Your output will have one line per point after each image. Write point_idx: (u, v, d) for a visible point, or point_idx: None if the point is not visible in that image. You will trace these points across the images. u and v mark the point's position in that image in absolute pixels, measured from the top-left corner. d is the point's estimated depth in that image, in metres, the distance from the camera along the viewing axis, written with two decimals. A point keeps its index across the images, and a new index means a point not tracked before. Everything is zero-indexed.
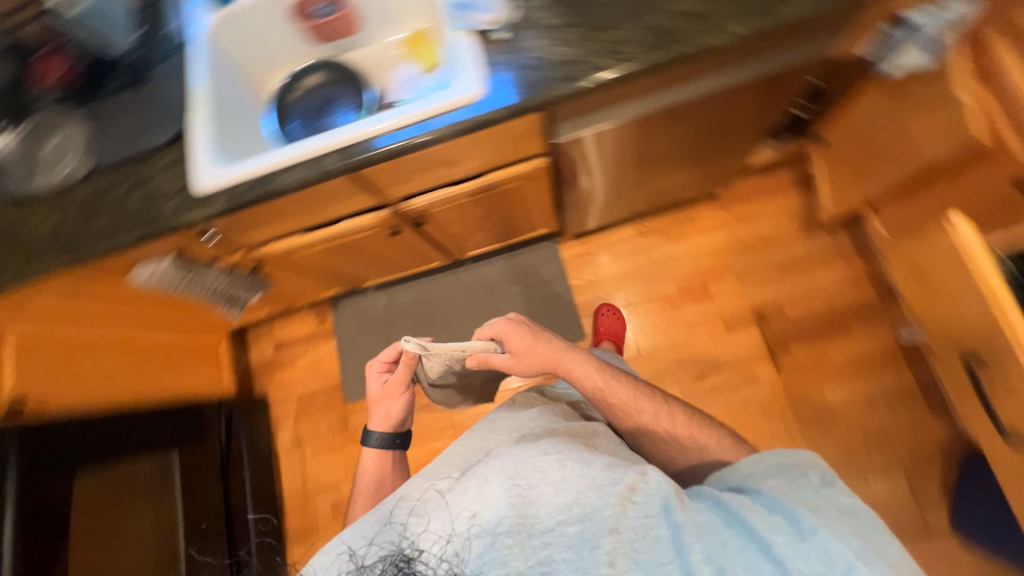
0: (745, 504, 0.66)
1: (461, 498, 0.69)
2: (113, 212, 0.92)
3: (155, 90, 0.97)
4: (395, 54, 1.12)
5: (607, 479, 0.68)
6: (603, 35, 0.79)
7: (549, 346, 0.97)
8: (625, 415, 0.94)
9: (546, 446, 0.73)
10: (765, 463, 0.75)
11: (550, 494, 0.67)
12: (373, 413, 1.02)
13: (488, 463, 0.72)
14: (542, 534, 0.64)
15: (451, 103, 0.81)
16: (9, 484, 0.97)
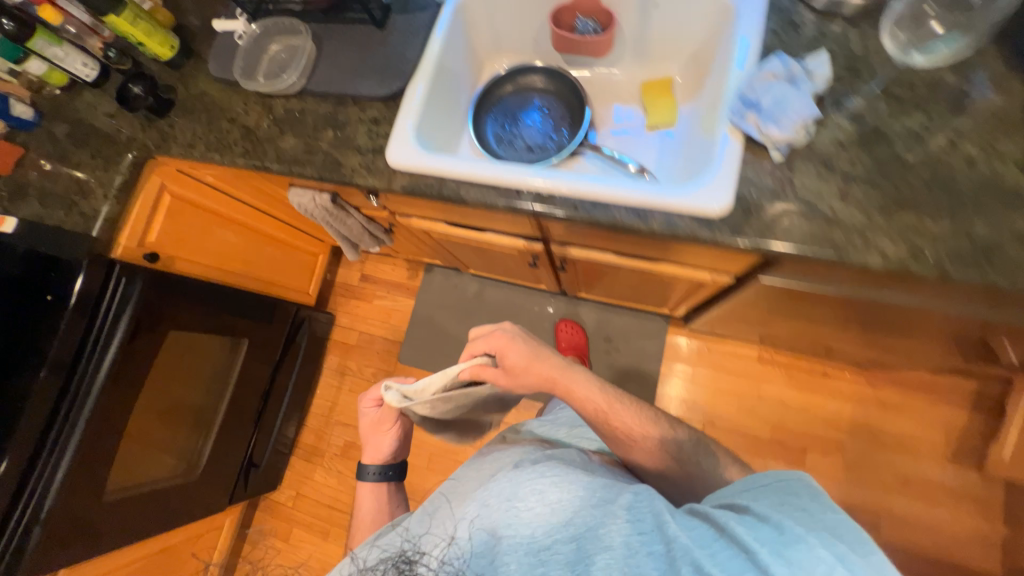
0: (733, 523, 0.55)
1: (463, 514, 0.65)
2: (304, 139, 0.91)
3: (390, 38, 0.92)
4: (629, 91, 0.98)
5: (605, 501, 0.61)
6: (905, 215, 0.63)
7: (547, 362, 0.86)
8: (627, 440, 0.83)
9: (550, 468, 0.67)
10: (764, 482, 0.62)
11: (547, 512, 0.60)
12: (366, 446, 1.02)
13: (492, 482, 0.68)
14: (537, 553, 0.57)
15: (681, 206, 0.70)
16: (120, 324, 1.03)
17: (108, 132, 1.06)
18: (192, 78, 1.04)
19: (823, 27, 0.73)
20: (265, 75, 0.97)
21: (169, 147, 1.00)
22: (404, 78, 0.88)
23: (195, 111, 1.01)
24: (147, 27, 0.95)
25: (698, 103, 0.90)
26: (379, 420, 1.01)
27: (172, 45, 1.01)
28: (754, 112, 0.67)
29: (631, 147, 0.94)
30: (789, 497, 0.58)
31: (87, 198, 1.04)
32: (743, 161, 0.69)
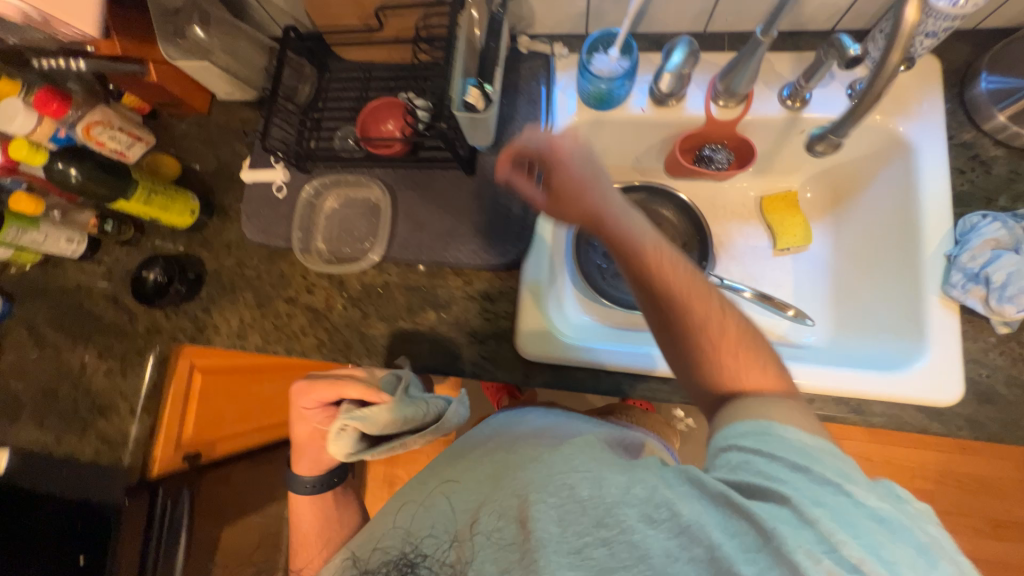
0: (782, 528, 0.36)
1: (467, 515, 0.54)
2: (397, 324, 0.74)
3: (484, 188, 0.75)
4: (747, 205, 0.87)
5: (636, 496, 0.44)
6: None
7: (599, 183, 0.58)
8: (666, 306, 0.51)
9: (573, 454, 0.50)
10: (795, 438, 0.41)
11: (576, 512, 0.45)
12: (299, 454, 0.73)
13: (510, 475, 0.54)
14: (564, 555, 0.44)
15: (914, 398, 0.60)
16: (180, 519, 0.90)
17: (113, 321, 0.83)
18: (221, 244, 0.82)
19: (1014, 163, 0.65)
20: (327, 240, 0.78)
21: (209, 339, 0.79)
22: (519, 242, 0.72)
23: (237, 289, 0.80)
24: (164, 200, 0.73)
25: (840, 225, 0.80)
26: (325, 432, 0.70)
27: (193, 209, 0.78)
28: (980, 286, 0.59)
29: (766, 274, 0.84)
30: (828, 470, 0.38)
31: (106, 415, 0.81)
32: (964, 338, 0.61)
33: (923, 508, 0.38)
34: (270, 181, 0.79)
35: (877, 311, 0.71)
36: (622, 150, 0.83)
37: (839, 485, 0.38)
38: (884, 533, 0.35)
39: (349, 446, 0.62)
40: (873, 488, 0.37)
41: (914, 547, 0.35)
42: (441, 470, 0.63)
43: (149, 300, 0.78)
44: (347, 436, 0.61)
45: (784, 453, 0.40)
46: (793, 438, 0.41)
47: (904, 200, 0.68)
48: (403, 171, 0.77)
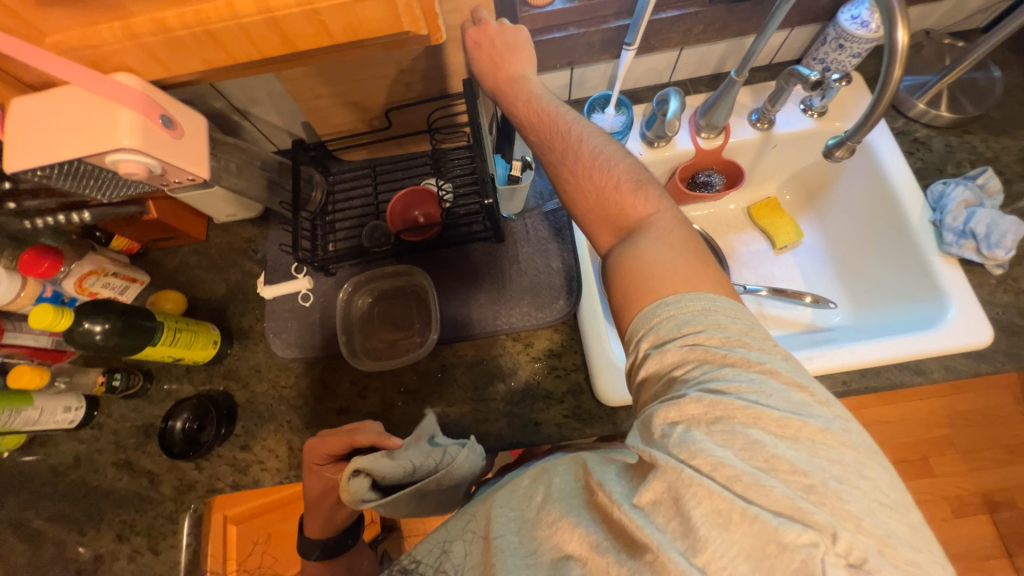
0: (684, 426, 0.37)
1: (436, 535, 0.50)
2: (467, 405, 0.71)
3: (517, 251, 0.78)
4: (737, 220, 0.97)
5: (574, 485, 0.44)
6: None
7: (515, 53, 0.59)
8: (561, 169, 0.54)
9: (536, 465, 0.49)
10: (684, 303, 0.42)
11: (524, 511, 0.45)
12: (307, 517, 0.65)
13: (490, 492, 0.51)
14: (520, 556, 0.42)
15: (953, 349, 0.66)
16: None
17: (130, 491, 0.71)
18: (248, 371, 0.76)
19: (947, 138, 0.79)
20: (370, 338, 0.75)
21: (256, 479, 0.70)
22: (567, 294, 0.74)
23: (278, 415, 0.73)
24: (190, 335, 0.68)
25: (822, 216, 0.92)
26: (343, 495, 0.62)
27: (215, 339, 0.73)
28: (971, 240, 0.68)
29: (776, 274, 0.92)
30: (714, 344, 0.40)
31: None
32: (972, 286, 0.70)
33: (801, 386, 0.38)
34: (295, 291, 0.77)
35: (885, 279, 0.80)
36: None
37: (722, 359, 0.40)
38: (805, 430, 0.36)
39: (363, 500, 0.51)
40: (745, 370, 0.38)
41: (777, 435, 0.36)
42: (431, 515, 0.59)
43: (179, 455, 0.69)
44: (361, 489, 0.51)
45: (670, 341, 0.42)
46: (691, 317, 0.42)
47: (872, 184, 0.80)
48: (435, 254, 0.78)
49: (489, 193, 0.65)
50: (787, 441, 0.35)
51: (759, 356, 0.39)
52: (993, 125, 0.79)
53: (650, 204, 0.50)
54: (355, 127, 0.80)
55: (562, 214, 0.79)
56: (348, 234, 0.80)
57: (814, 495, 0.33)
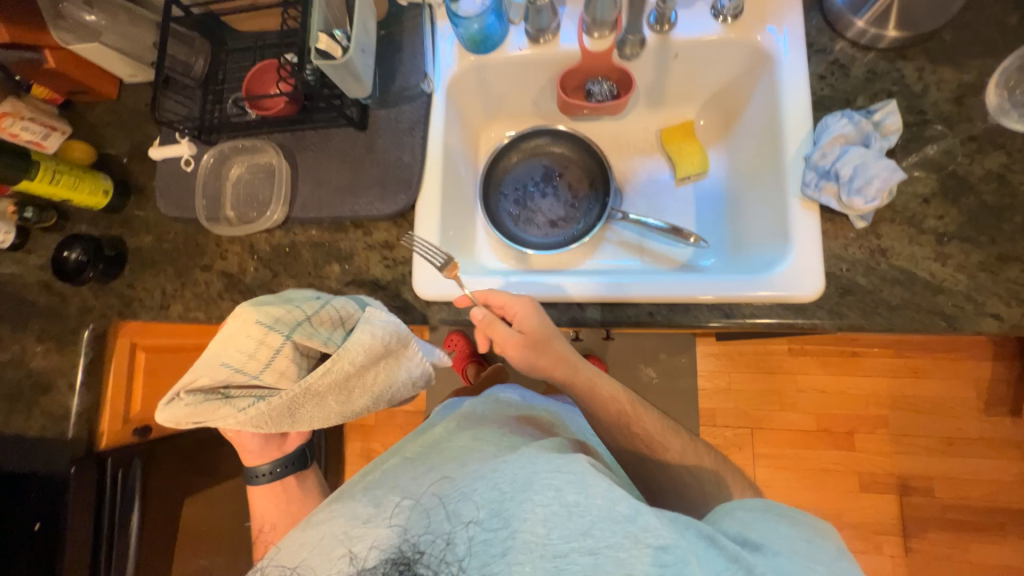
0: (772, 541, 0.53)
1: (442, 524, 0.53)
2: (305, 277, 0.78)
3: (374, 140, 0.78)
4: (647, 143, 0.90)
5: (620, 512, 0.49)
6: (1003, 270, 0.59)
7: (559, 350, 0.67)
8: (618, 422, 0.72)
9: (557, 456, 0.55)
10: (755, 511, 0.57)
11: (562, 515, 0.49)
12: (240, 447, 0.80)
13: (498, 465, 0.56)
14: (550, 560, 0.47)
15: (777, 297, 0.63)
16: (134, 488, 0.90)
17: (48, 306, 0.87)
18: (139, 222, 0.86)
19: (874, 63, 0.66)
20: (234, 207, 0.81)
21: (136, 313, 0.83)
22: (409, 188, 0.75)
23: (157, 264, 0.84)
24: (71, 180, 0.77)
25: (733, 147, 0.83)
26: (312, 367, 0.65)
27: (106, 189, 0.83)
28: (833, 183, 0.61)
29: (664, 206, 0.87)
30: (784, 518, 0.56)
31: (48, 392, 0.84)
32: (824, 235, 0.63)
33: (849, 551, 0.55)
34: (177, 154, 0.82)
35: (760, 223, 0.73)
36: (515, 94, 0.86)
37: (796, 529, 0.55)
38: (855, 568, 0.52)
39: (248, 402, 0.57)
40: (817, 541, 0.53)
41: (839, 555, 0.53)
42: (413, 460, 0.63)
43: (71, 279, 0.82)
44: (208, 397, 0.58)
45: (753, 511, 0.58)
46: (766, 513, 0.57)
47: (771, 111, 0.70)
48: (299, 134, 0.80)
49: (307, 62, 0.69)
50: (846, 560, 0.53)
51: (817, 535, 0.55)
52: (938, 52, 0.65)
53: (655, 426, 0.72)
54: None
55: (424, 105, 0.77)
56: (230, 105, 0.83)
57: None
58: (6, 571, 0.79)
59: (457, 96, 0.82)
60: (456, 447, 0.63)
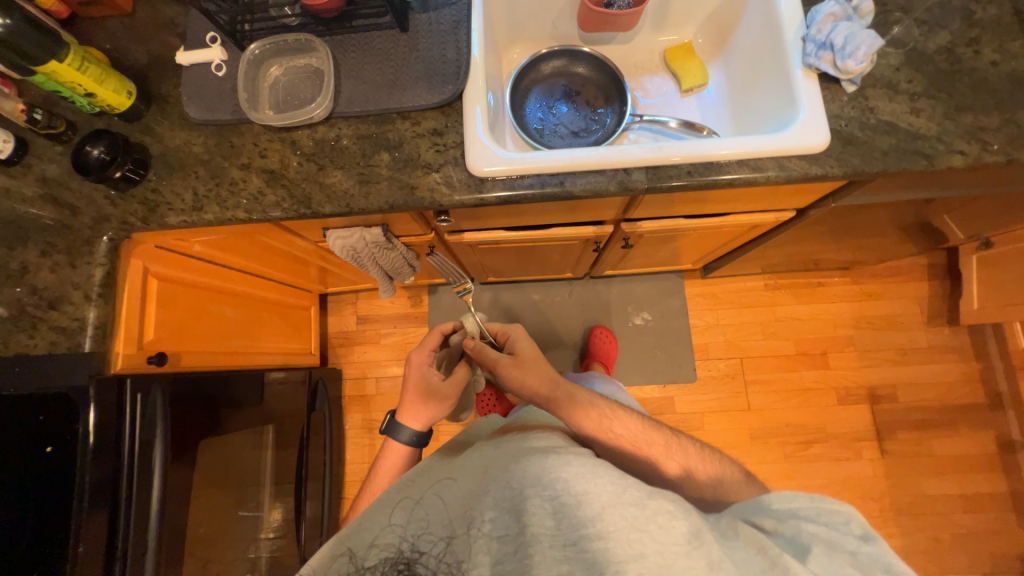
0: (786, 533, 0.59)
1: (442, 525, 0.59)
2: (352, 167, 0.79)
3: (418, 39, 0.83)
4: (653, 63, 1.01)
5: (630, 496, 0.56)
6: (962, 117, 0.74)
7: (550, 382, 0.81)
8: (635, 451, 0.76)
9: (568, 455, 0.62)
10: (777, 506, 0.62)
11: (572, 505, 0.56)
12: (412, 407, 0.82)
13: (507, 466, 0.62)
14: (559, 548, 0.53)
15: (791, 148, 0.73)
16: (160, 424, 0.81)
17: (56, 221, 0.81)
18: (162, 129, 0.83)
19: None
20: (273, 106, 0.81)
21: (164, 217, 0.80)
22: (456, 79, 0.80)
23: (186, 167, 0.81)
24: (98, 72, 0.74)
25: (729, 59, 0.96)
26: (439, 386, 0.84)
27: (129, 90, 0.80)
28: (829, 52, 0.73)
29: (674, 114, 0.98)
30: (805, 508, 0.60)
31: (56, 308, 0.78)
32: (825, 99, 0.76)
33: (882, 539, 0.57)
34: (208, 59, 0.81)
35: (765, 109, 0.85)
36: (537, 14, 0.95)
37: (815, 521, 0.59)
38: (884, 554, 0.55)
39: None
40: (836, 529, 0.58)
41: (866, 542, 0.57)
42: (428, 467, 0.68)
43: (84, 173, 0.77)
44: None
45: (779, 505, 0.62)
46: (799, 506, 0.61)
47: (766, 12, 0.83)
48: (340, 35, 0.82)
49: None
50: (879, 549, 0.56)
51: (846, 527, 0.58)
52: None
53: (667, 446, 0.78)
54: None
55: (464, 8, 0.83)
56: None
57: None
58: (38, 496, 0.72)
59: (489, 8, 0.89)
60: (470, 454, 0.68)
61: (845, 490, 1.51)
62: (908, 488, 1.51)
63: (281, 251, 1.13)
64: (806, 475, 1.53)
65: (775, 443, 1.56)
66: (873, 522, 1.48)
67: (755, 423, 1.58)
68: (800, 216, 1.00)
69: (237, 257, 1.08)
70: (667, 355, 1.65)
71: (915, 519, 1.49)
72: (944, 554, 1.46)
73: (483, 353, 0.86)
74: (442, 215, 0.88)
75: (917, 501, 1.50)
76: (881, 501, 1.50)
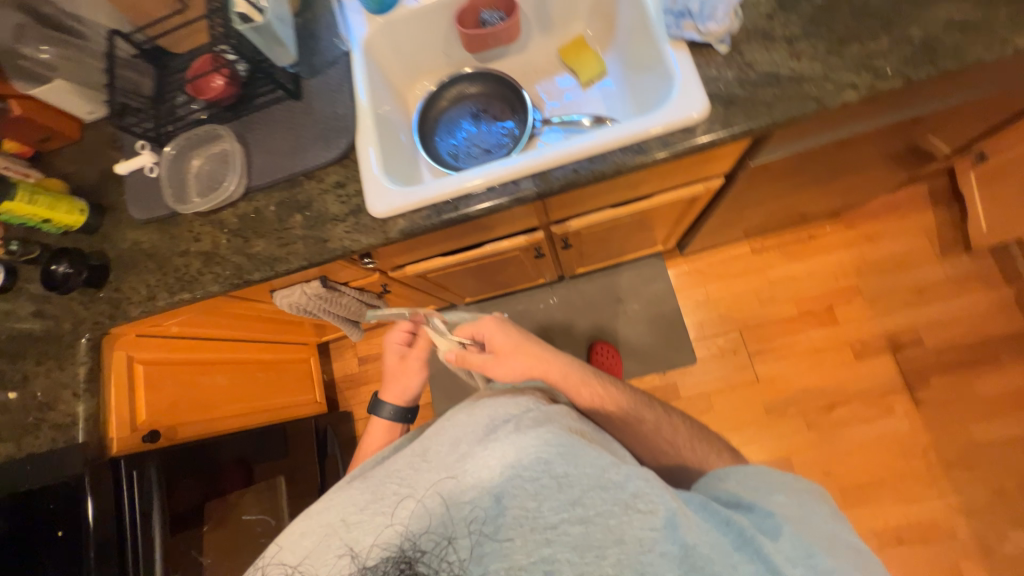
0: (756, 501, 0.57)
1: (434, 516, 0.54)
2: (272, 234, 0.85)
3: (311, 103, 0.89)
4: (550, 65, 1.03)
5: (611, 479, 0.53)
6: (849, 50, 0.70)
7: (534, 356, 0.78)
8: (623, 426, 0.74)
9: (546, 430, 0.56)
10: (753, 475, 0.60)
11: (551, 488, 0.53)
12: (393, 383, 0.89)
13: (490, 441, 0.57)
14: (540, 531, 0.52)
15: (669, 124, 0.72)
16: (155, 491, 0.91)
17: (44, 332, 0.93)
18: (116, 234, 0.94)
19: None
20: (199, 194, 0.90)
21: (127, 311, 0.90)
22: (348, 133, 0.85)
23: (138, 263, 0.91)
24: (48, 200, 0.86)
25: (619, 43, 0.95)
26: (408, 360, 0.89)
27: (81, 208, 0.91)
28: (688, 20, 0.72)
29: (578, 110, 0.99)
30: (779, 479, 0.60)
31: (52, 407, 0.89)
32: (698, 66, 0.74)
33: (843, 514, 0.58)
34: (140, 164, 0.90)
35: (653, 87, 0.84)
36: (426, 48, 1.00)
37: (789, 492, 0.58)
38: (846, 528, 0.55)
39: None
40: (807, 502, 0.57)
41: (833, 517, 0.57)
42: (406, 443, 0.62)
43: (56, 288, 0.88)
44: None
45: (748, 474, 0.61)
46: (775, 479, 0.60)
47: None
48: (245, 116, 0.90)
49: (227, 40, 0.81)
50: (842, 522, 0.56)
51: (814, 501, 0.58)
52: None
53: (658, 420, 0.76)
54: (170, 17, 0.92)
55: (346, 66, 0.89)
56: (183, 97, 0.94)
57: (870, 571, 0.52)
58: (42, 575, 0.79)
59: (376, 57, 0.95)
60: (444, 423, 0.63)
61: (882, 451, 1.39)
62: (954, 438, 1.37)
63: (256, 315, 1.22)
64: (835, 442, 1.42)
65: (794, 413, 1.46)
66: (921, 481, 1.35)
67: (768, 395, 1.49)
68: (733, 179, 0.96)
69: (216, 327, 1.18)
70: (661, 341, 1.60)
71: (970, 471, 1.34)
72: (1013, 505, 1.30)
73: (465, 359, 0.80)
74: (366, 257, 0.93)
75: (969, 450, 1.35)
76: (926, 457, 1.37)
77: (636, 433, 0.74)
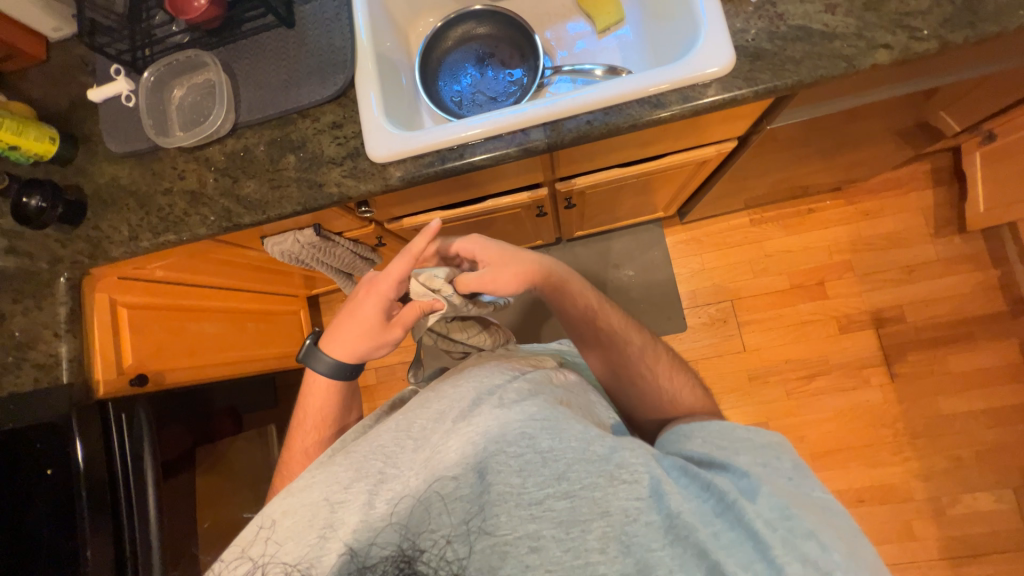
0: (731, 461, 0.57)
1: (421, 500, 0.53)
2: (262, 175, 0.80)
3: (306, 32, 0.82)
4: (564, 6, 0.96)
5: (594, 454, 0.53)
6: (885, 7, 0.66)
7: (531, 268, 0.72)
8: (611, 344, 0.74)
9: (529, 405, 0.57)
10: (722, 437, 0.61)
11: (536, 463, 0.53)
12: (343, 338, 0.71)
13: (472, 416, 0.57)
14: (525, 506, 0.52)
15: (689, 78, 0.68)
16: (145, 439, 0.89)
17: (18, 269, 0.88)
18: (93, 167, 0.87)
19: None
20: (183, 128, 0.84)
21: (107, 250, 0.85)
22: (346, 69, 0.79)
23: (117, 200, 0.85)
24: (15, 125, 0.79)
25: None
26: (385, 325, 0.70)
27: (52, 137, 0.84)
28: None
29: (592, 58, 0.93)
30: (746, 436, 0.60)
31: (32, 347, 0.86)
32: (726, 14, 0.70)
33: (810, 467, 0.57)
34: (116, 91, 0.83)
35: (676, 36, 0.79)
36: None
37: (758, 451, 0.58)
38: (809, 478, 0.56)
39: None
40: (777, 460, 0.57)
41: (802, 472, 0.56)
42: (391, 421, 0.61)
43: (29, 222, 0.82)
44: None
45: (717, 434, 0.62)
46: (744, 438, 0.60)
47: None
48: (232, 43, 0.83)
49: None
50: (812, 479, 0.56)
51: (780, 457, 0.58)
52: None
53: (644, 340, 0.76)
54: None
55: None
56: (162, 16, 0.86)
57: (842, 526, 0.51)
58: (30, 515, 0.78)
59: None
60: (429, 400, 0.62)
61: (854, 420, 1.46)
62: (922, 411, 1.44)
63: (245, 262, 1.18)
64: (811, 410, 1.48)
65: (775, 382, 1.52)
66: (886, 449, 1.43)
67: (753, 364, 1.53)
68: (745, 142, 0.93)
69: (203, 272, 1.14)
70: (654, 308, 1.61)
71: (932, 441, 1.42)
72: (967, 474, 1.39)
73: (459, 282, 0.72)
74: (363, 206, 0.89)
75: (933, 422, 1.43)
76: (894, 427, 1.44)
77: (622, 351, 0.73)
